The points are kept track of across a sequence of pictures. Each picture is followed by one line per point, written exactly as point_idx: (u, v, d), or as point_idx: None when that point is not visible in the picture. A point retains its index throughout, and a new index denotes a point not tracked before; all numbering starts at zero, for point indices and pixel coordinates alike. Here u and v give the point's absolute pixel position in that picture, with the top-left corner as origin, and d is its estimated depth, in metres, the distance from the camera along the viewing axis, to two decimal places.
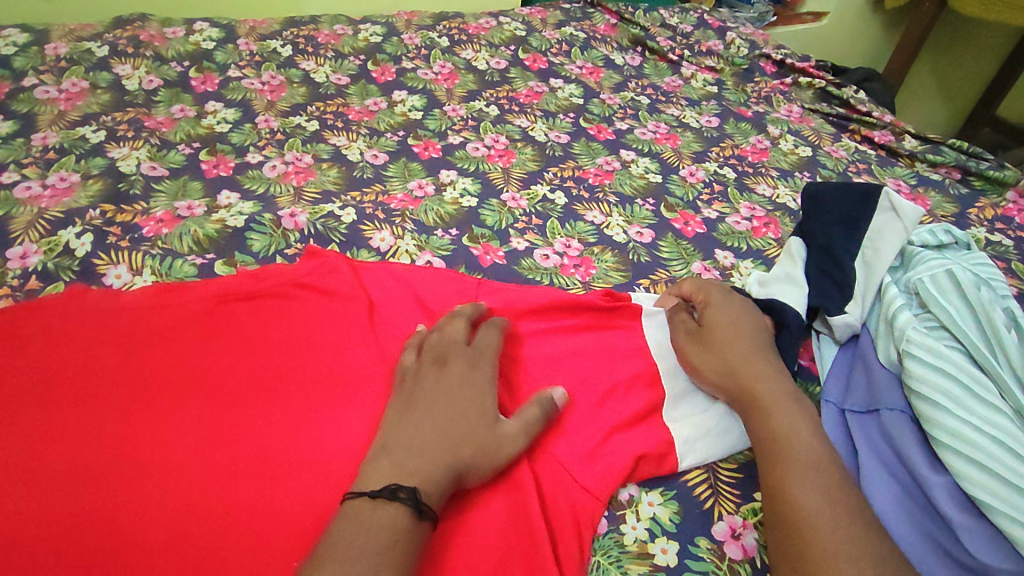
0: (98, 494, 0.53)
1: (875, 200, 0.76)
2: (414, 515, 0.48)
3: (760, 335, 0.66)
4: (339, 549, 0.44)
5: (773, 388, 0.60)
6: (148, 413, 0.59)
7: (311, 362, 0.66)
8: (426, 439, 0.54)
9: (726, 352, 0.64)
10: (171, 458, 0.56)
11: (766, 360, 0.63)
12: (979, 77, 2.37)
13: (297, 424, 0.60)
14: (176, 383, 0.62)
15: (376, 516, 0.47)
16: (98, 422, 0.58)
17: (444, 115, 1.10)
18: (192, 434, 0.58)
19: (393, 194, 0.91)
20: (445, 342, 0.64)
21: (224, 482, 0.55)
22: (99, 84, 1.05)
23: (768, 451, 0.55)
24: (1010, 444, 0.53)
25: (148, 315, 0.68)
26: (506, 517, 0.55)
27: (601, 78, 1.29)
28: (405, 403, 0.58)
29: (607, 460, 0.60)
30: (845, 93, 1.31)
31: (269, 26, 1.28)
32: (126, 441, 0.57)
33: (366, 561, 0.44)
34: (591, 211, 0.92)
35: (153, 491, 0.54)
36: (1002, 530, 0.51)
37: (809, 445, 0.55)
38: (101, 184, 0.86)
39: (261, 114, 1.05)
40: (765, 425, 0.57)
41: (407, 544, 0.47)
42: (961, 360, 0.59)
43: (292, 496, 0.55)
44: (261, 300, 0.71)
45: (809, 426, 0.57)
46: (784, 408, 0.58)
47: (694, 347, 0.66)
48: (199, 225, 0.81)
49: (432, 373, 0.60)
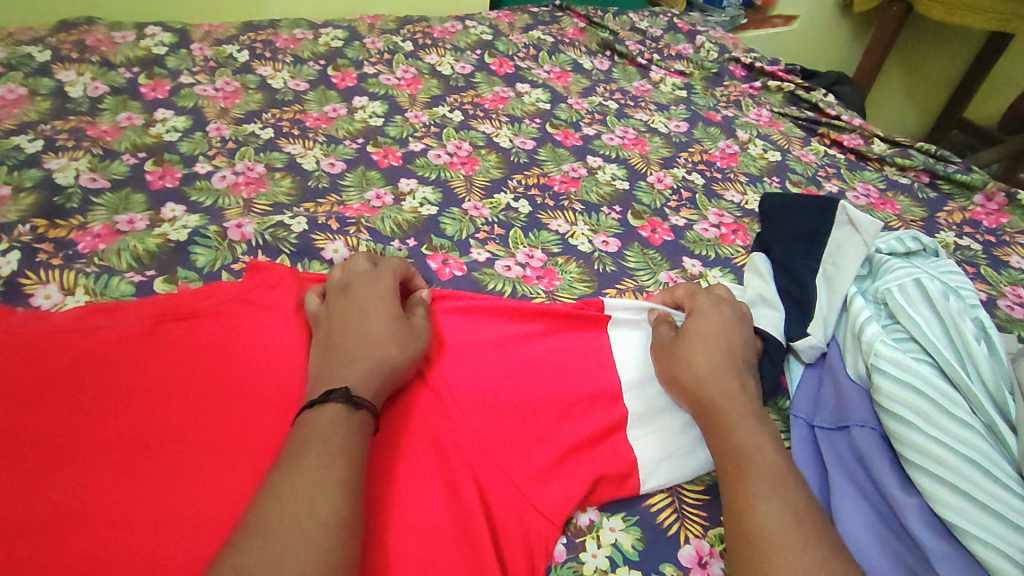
0: (10, 542, 0.48)
1: (831, 214, 0.74)
2: (349, 408, 0.52)
3: (737, 348, 0.64)
4: (292, 449, 0.48)
5: (734, 407, 0.58)
6: (71, 441, 0.55)
7: (250, 382, 0.61)
8: (351, 359, 0.57)
9: (691, 363, 0.62)
10: (94, 487, 0.52)
11: (731, 378, 0.61)
12: (945, 80, 2.41)
13: (230, 451, 0.56)
14: (107, 413, 0.57)
15: (321, 418, 0.51)
16: (12, 453, 0.53)
17: (406, 122, 1.07)
18: (117, 462, 0.54)
19: (349, 204, 0.87)
20: (348, 274, 0.69)
21: (147, 513, 0.51)
22: (39, 91, 1.00)
23: (725, 464, 0.54)
24: (982, 464, 0.52)
25: (77, 336, 0.63)
26: (450, 545, 0.51)
27: (568, 82, 1.26)
28: (324, 331, 0.62)
29: (563, 478, 0.57)
30: (814, 96, 1.30)
31: (224, 31, 1.24)
32: (43, 476, 0.52)
33: (314, 449, 0.48)
34: (556, 220, 0.89)
35: (77, 537, 0.49)
36: (976, 556, 0.49)
37: (768, 458, 0.54)
38: (34, 198, 0.81)
39: (213, 121, 1.01)
40: (723, 445, 0.56)
41: (349, 433, 0.50)
42: (931, 373, 0.57)
43: (218, 526, 0.51)
44: (201, 317, 0.67)
45: (767, 438, 0.56)
46: (742, 425, 0.56)
47: (666, 353, 0.65)
48: (139, 240, 0.77)
49: (340, 300, 0.65)
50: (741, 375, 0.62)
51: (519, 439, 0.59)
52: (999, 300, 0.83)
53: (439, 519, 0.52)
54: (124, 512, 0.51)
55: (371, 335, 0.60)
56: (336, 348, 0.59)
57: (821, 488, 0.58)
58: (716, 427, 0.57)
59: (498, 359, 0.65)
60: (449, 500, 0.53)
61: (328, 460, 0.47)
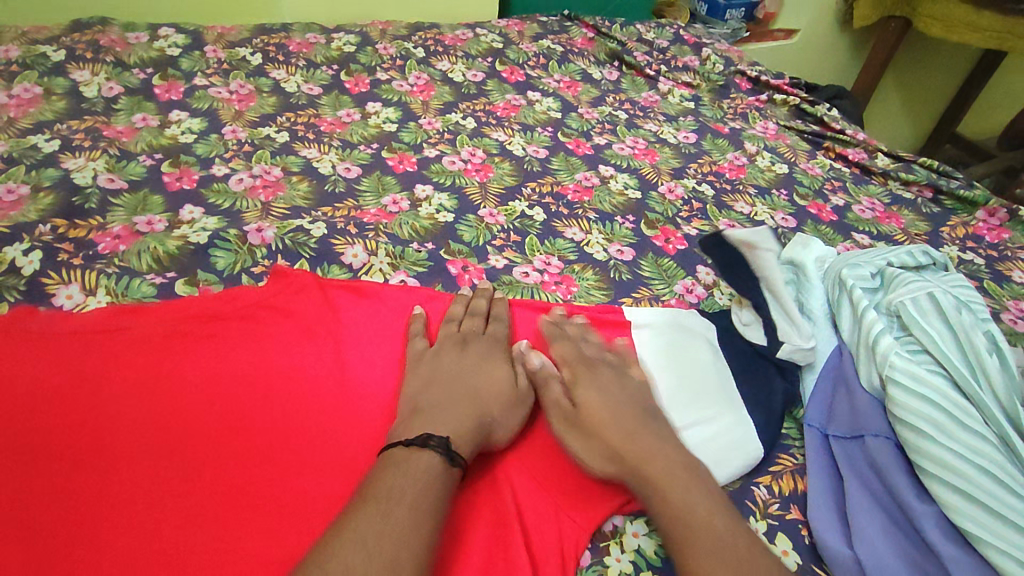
0: (54, 516, 0.50)
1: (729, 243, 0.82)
2: (447, 461, 0.52)
3: (641, 405, 0.61)
4: (388, 485, 0.48)
5: (660, 464, 0.55)
6: (110, 427, 0.57)
7: (278, 376, 0.63)
8: (453, 405, 0.58)
9: (598, 422, 0.59)
10: (132, 466, 0.54)
11: (649, 434, 0.58)
12: (943, 92, 2.44)
13: (261, 441, 0.58)
14: (145, 401, 0.59)
15: (416, 462, 0.50)
16: (57, 437, 0.55)
17: (420, 128, 1.08)
18: (152, 447, 0.56)
19: (366, 209, 0.88)
20: (466, 330, 0.68)
21: (183, 495, 0.53)
22: (54, 90, 1.00)
23: (675, 538, 0.50)
24: (995, 473, 0.53)
25: (108, 334, 0.64)
26: (492, 552, 0.53)
27: (578, 92, 1.28)
28: (425, 376, 0.62)
29: (600, 487, 0.58)
30: (819, 111, 1.32)
31: (238, 34, 1.24)
32: (84, 457, 0.54)
33: (411, 495, 0.48)
34: (571, 228, 0.90)
35: (113, 517, 0.51)
36: (990, 562, 0.51)
37: (713, 525, 0.50)
38: (53, 197, 0.81)
39: (229, 124, 1.01)
40: (669, 513, 0.51)
41: (442, 485, 0.50)
42: (945, 386, 0.59)
43: (250, 510, 0.53)
44: (230, 319, 0.68)
45: (703, 495, 0.52)
46: (677, 485, 0.53)
47: (561, 420, 0.61)
48: (160, 242, 0.77)
49: (453, 351, 0.65)
50: (652, 430, 0.58)
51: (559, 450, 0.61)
52: (1003, 314, 0.85)
53: (482, 527, 0.54)
54: (157, 492, 0.53)
55: (481, 394, 0.60)
56: (433, 390, 0.60)
57: (839, 495, 0.59)
58: (651, 492, 0.54)
59: None
60: (489, 514, 0.55)
61: (420, 511, 0.47)
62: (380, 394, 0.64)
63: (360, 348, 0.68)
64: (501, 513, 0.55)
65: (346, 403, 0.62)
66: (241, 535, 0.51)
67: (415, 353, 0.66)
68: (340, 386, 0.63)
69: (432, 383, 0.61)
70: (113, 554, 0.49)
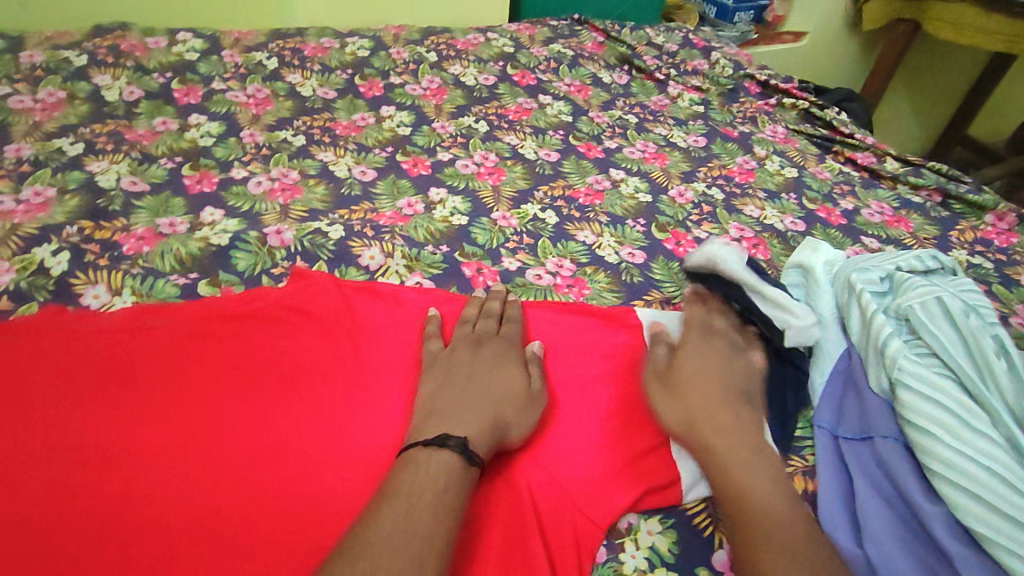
0: (88, 510, 0.52)
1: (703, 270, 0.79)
2: (464, 460, 0.53)
3: (733, 381, 0.64)
4: (411, 485, 0.50)
5: (730, 442, 0.58)
6: (138, 423, 0.59)
7: (299, 375, 0.65)
8: (466, 403, 0.59)
9: (685, 395, 0.63)
10: (161, 462, 0.56)
11: (730, 411, 0.61)
12: (953, 94, 2.44)
13: (283, 438, 0.59)
14: (172, 399, 0.61)
15: (437, 462, 0.52)
16: (88, 432, 0.57)
17: (433, 132, 1.09)
18: (180, 443, 0.58)
19: (382, 211, 0.90)
20: (479, 331, 0.70)
21: (210, 491, 0.55)
22: (77, 95, 1.02)
23: (728, 508, 0.54)
24: (1004, 475, 0.54)
25: (134, 334, 0.66)
26: (512, 549, 0.54)
27: (589, 96, 1.29)
28: (440, 376, 0.63)
29: (614, 486, 0.60)
30: (828, 114, 1.33)
31: (254, 39, 1.26)
32: (115, 453, 0.56)
33: (432, 495, 0.49)
34: (582, 231, 0.92)
35: (144, 511, 0.53)
36: (999, 562, 0.52)
37: (767, 502, 0.53)
38: (79, 200, 0.83)
39: (246, 128, 1.03)
40: (726, 484, 0.55)
41: (461, 485, 0.51)
42: (954, 389, 0.60)
43: (275, 504, 0.55)
44: (250, 320, 0.70)
45: (767, 477, 0.55)
46: (740, 463, 0.56)
47: (655, 389, 0.66)
48: (182, 243, 0.79)
49: (467, 352, 0.66)
50: (736, 408, 0.61)
51: (575, 449, 0.62)
52: (1012, 317, 0.85)
53: (500, 524, 0.56)
54: (186, 487, 0.55)
55: (494, 392, 0.61)
56: (448, 390, 0.61)
57: (849, 495, 0.60)
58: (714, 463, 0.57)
59: (574, 389, 0.68)
60: (507, 511, 0.57)
61: (440, 511, 0.48)
62: (397, 393, 0.65)
63: (378, 348, 0.69)
64: (519, 510, 0.56)
65: (365, 402, 0.64)
66: (267, 529, 0.53)
67: (431, 354, 0.67)
68: (358, 387, 0.65)
69: (447, 383, 0.62)
70: (145, 546, 0.50)
